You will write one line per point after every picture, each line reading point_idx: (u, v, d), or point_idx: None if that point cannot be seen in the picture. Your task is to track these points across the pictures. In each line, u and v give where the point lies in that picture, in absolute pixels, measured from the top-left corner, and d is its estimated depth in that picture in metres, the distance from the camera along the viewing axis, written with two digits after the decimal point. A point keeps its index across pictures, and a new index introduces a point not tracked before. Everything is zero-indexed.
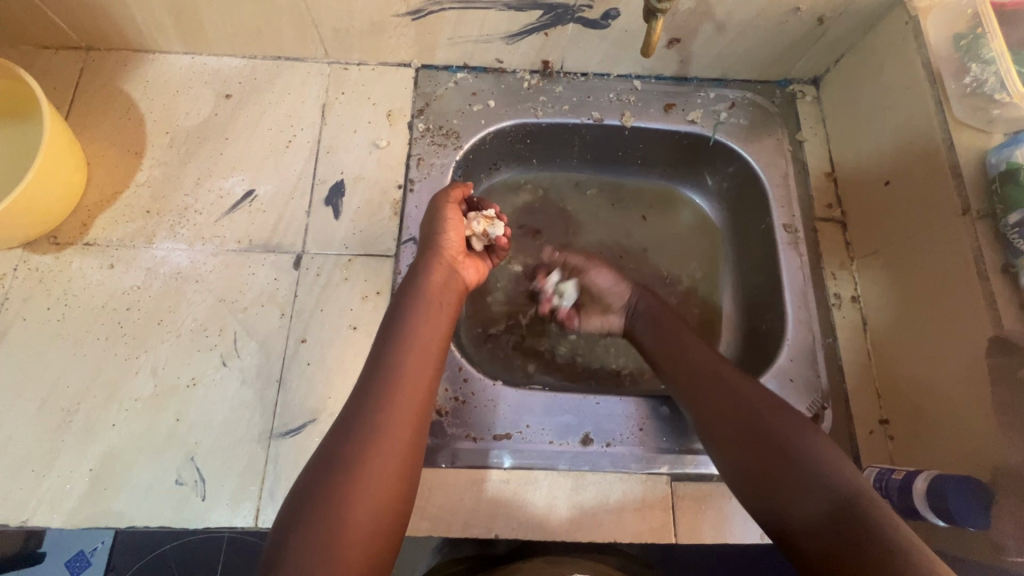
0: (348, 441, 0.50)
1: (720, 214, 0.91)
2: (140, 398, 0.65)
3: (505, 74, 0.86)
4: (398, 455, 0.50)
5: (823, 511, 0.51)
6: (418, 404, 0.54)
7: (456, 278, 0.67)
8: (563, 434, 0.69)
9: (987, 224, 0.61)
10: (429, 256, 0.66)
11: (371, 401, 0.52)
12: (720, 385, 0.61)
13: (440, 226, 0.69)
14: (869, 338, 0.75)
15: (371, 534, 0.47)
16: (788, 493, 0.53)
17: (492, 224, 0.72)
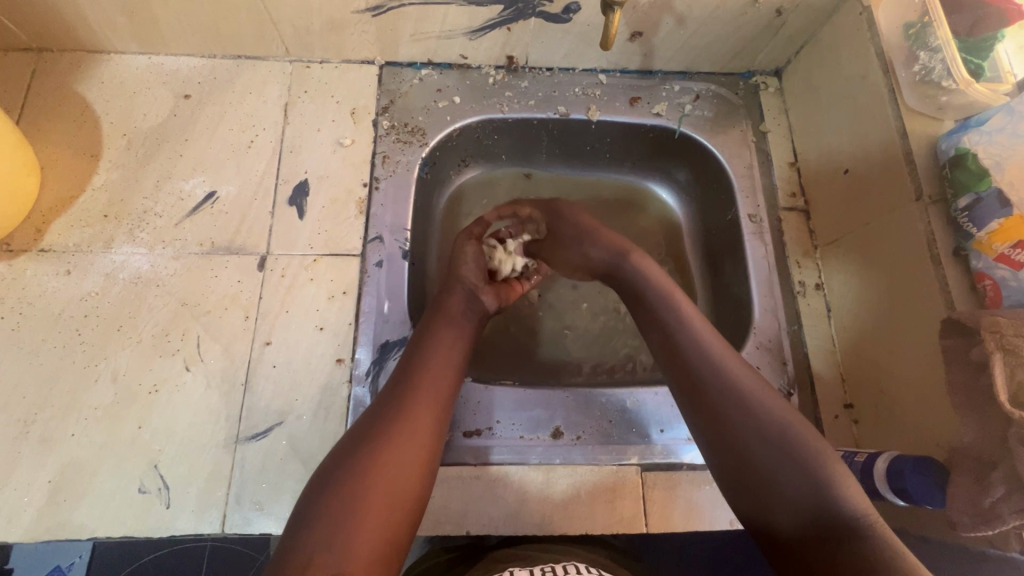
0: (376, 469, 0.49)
1: (688, 205, 0.92)
2: (100, 406, 0.65)
3: (470, 70, 0.85)
4: (423, 445, 0.52)
5: (802, 480, 0.50)
6: (442, 401, 0.57)
7: (478, 306, 0.69)
8: (534, 428, 0.69)
9: (939, 209, 0.62)
10: (452, 284, 0.69)
11: (402, 395, 0.55)
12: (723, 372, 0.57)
13: (460, 256, 0.72)
14: (832, 324, 0.75)
15: (389, 514, 0.47)
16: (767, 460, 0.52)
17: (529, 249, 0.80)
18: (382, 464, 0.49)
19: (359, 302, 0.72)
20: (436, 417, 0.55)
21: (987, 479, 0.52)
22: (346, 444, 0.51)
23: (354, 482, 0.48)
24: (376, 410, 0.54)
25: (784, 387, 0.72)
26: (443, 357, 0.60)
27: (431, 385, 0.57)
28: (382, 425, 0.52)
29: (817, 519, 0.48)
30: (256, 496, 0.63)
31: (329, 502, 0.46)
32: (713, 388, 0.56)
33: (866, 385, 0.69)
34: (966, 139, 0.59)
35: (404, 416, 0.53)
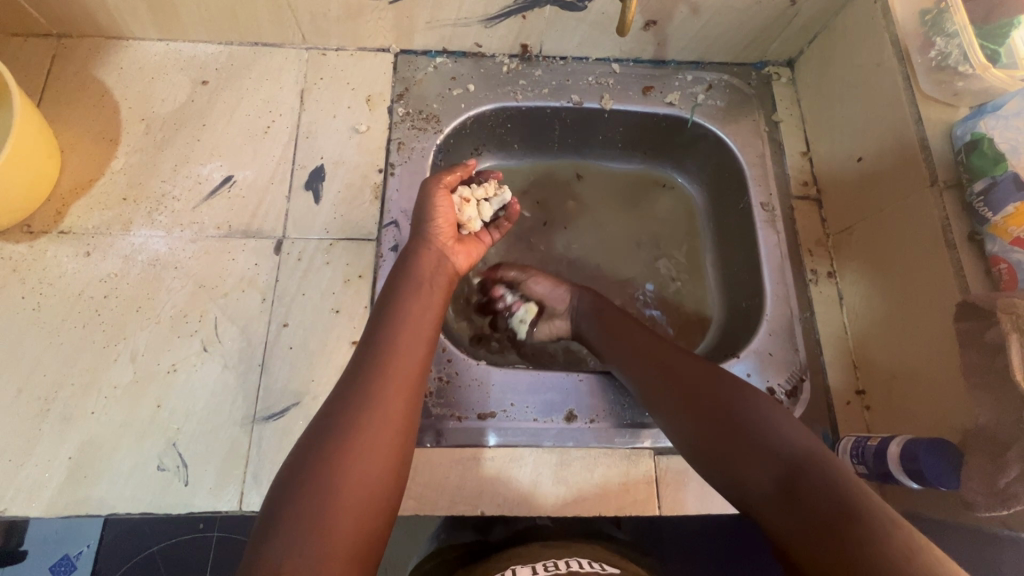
0: (331, 456, 0.48)
1: (700, 195, 0.93)
2: (119, 385, 0.66)
3: (484, 59, 0.86)
4: (391, 433, 0.51)
5: (783, 482, 0.48)
6: (414, 382, 0.56)
7: (446, 265, 0.68)
8: (547, 411, 0.70)
9: (954, 194, 0.62)
10: (418, 244, 0.68)
11: (371, 376, 0.54)
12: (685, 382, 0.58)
13: (429, 213, 0.69)
14: (844, 312, 0.76)
15: (363, 511, 0.47)
16: (748, 467, 0.51)
17: (501, 190, 0.78)
18: (355, 451, 0.49)
19: (375, 285, 0.72)
20: (406, 402, 0.54)
21: (1002, 460, 0.52)
22: (309, 437, 0.50)
23: (328, 472, 0.47)
24: (343, 391, 0.53)
25: (796, 373, 0.73)
26: (414, 334, 0.59)
27: (400, 365, 0.56)
28: (347, 414, 0.51)
29: (800, 517, 0.46)
30: (273, 475, 0.64)
31: (303, 496, 0.46)
32: (681, 404, 0.57)
33: (878, 371, 0.69)
34: (982, 124, 0.60)
35: (375, 399, 0.52)
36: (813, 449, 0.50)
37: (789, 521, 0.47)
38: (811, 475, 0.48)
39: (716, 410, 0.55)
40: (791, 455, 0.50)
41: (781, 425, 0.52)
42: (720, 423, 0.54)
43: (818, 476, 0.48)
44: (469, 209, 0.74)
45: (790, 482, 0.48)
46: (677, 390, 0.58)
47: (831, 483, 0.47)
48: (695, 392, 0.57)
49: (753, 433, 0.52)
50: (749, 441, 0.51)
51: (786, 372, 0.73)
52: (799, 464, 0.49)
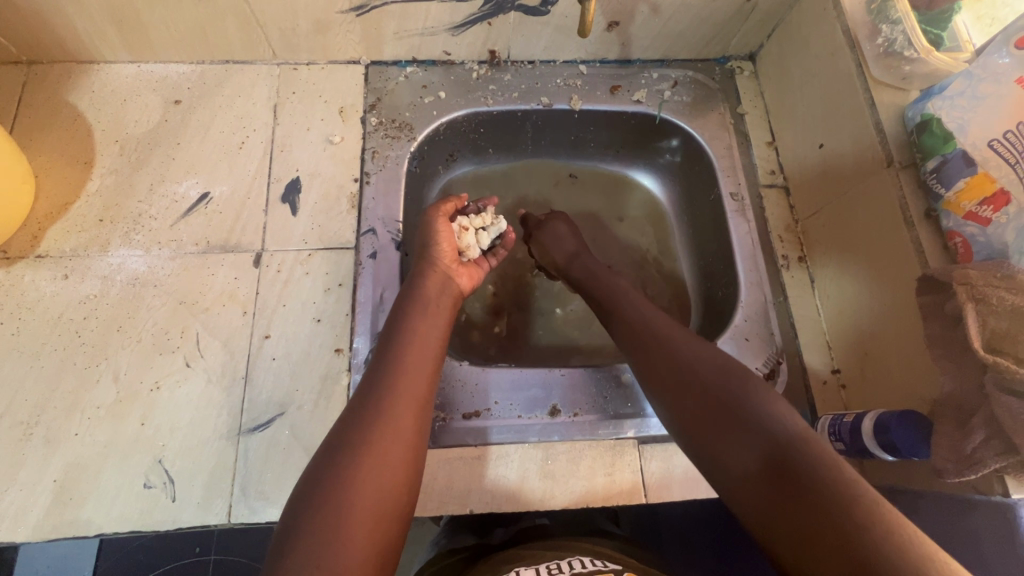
0: (344, 470, 0.50)
1: (673, 189, 0.95)
2: (102, 406, 0.66)
3: (453, 66, 0.87)
4: (405, 445, 0.53)
5: (760, 460, 0.49)
6: (424, 396, 0.57)
7: (451, 285, 0.70)
8: (532, 407, 0.71)
9: (910, 173, 0.64)
10: (423, 264, 0.70)
11: (382, 391, 0.55)
12: (668, 361, 0.59)
13: (432, 239, 0.72)
14: (817, 294, 0.78)
15: (378, 521, 0.48)
16: (729, 449, 0.51)
17: (496, 220, 0.80)
18: (355, 465, 0.50)
19: (355, 293, 0.73)
20: (416, 412, 0.55)
21: (967, 426, 0.54)
22: (324, 454, 0.52)
23: (334, 489, 0.48)
24: (353, 410, 0.54)
25: (773, 356, 0.75)
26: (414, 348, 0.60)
27: (411, 380, 0.57)
28: (358, 428, 0.52)
29: (777, 496, 0.46)
30: (260, 486, 0.64)
31: (316, 511, 0.47)
32: (664, 381, 0.58)
33: (851, 349, 0.71)
34: (931, 106, 0.62)
35: (385, 413, 0.54)
36: (796, 430, 0.50)
37: (768, 501, 0.47)
38: (791, 453, 0.48)
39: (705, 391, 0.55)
40: (771, 434, 0.50)
41: (767, 404, 0.52)
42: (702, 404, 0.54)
43: (797, 453, 0.48)
44: (467, 236, 0.76)
45: (774, 462, 0.48)
46: (667, 370, 0.59)
47: (817, 461, 0.47)
48: (686, 374, 0.57)
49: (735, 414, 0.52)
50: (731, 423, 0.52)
51: (763, 356, 0.75)
52: (779, 442, 0.49)
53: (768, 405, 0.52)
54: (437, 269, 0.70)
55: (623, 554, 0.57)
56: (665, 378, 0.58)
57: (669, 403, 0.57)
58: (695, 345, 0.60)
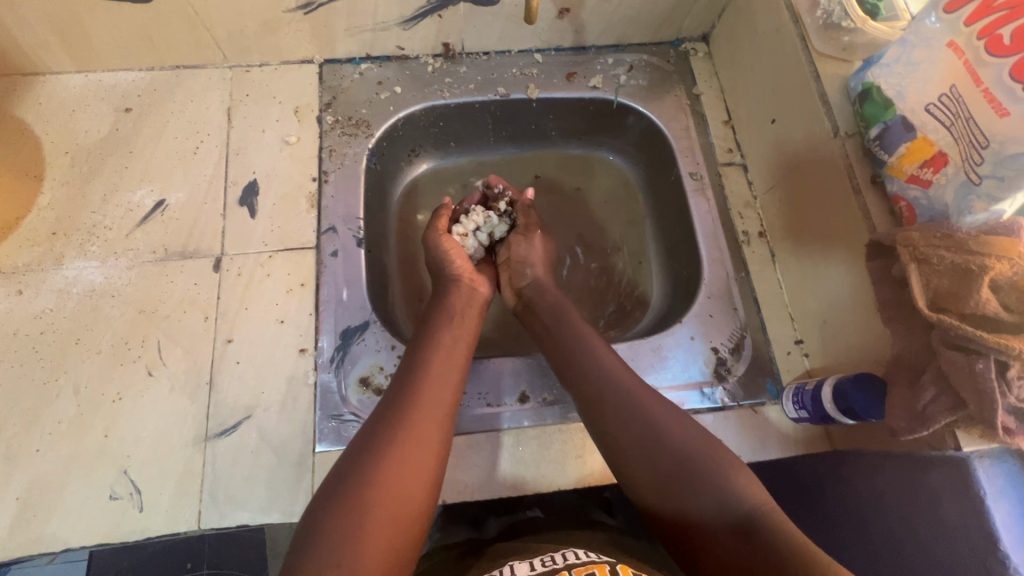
0: (363, 475, 0.51)
1: (636, 173, 0.96)
2: (63, 420, 0.65)
3: (408, 61, 0.87)
4: (429, 456, 0.54)
5: (730, 529, 0.51)
6: (445, 409, 0.59)
7: (475, 295, 0.74)
8: (501, 396, 0.72)
9: (856, 142, 0.65)
10: (448, 280, 0.75)
11: (402, 402, 0.57)
12: (636, 414, 0.60)
13: (440, 256, 0.76)
14: (778, 267, 0.79)
15: (396, 524, 0.50)
16: (701, 511, 0.53)
17: (489, 216, 0.82)
18: (368, 496, 0.50)
19: (318, 293, 0.73)
20: (440, 423, 0.57)
21: (918, 384, 0.55)
22: (347, 458, 0.53)
23: (353, 500, 0.49)
24: (380, 413, 0.57)
25: (736, 331, 0.76)
26: (434, 390, 0.59)
27: (434, 391, 0.59)
28: (382, 434, 0.54)
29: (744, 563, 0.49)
30: (229, 490, 0.63)
31: (336, 514, 0.48)
32: (631, 437, 0.59)
33: (811, 319, 0.72)
34: (870, 74, 0.63)
35: (408, 423, 0.55)
36: (761, 497, 0.53)
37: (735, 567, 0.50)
38: (758, 523, 0.50)
39: (676, 460, 0.56)
40: (736, 503, 0.52)
41: (734, 474, 0.54)
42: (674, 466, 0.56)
43: (764, 523, 0.50)
44: (465, 242, 0.80)
45: (738, 534, 0.51)
46: (639, 436, 0.59)
47: (782, 534, 0.49)
48: (659, 441, 0.58)
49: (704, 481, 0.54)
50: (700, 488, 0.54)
51: (727, 331, 0.76)
52: (748, 512, 0.51)
53: (735, 471, 0.54)
54: (459, 284, 0.75)
55: (617, 549, 0.57)
56: (631, 434, 0.59)
57: (633, 461, 0.58)
58: (661, 400, 0.62)
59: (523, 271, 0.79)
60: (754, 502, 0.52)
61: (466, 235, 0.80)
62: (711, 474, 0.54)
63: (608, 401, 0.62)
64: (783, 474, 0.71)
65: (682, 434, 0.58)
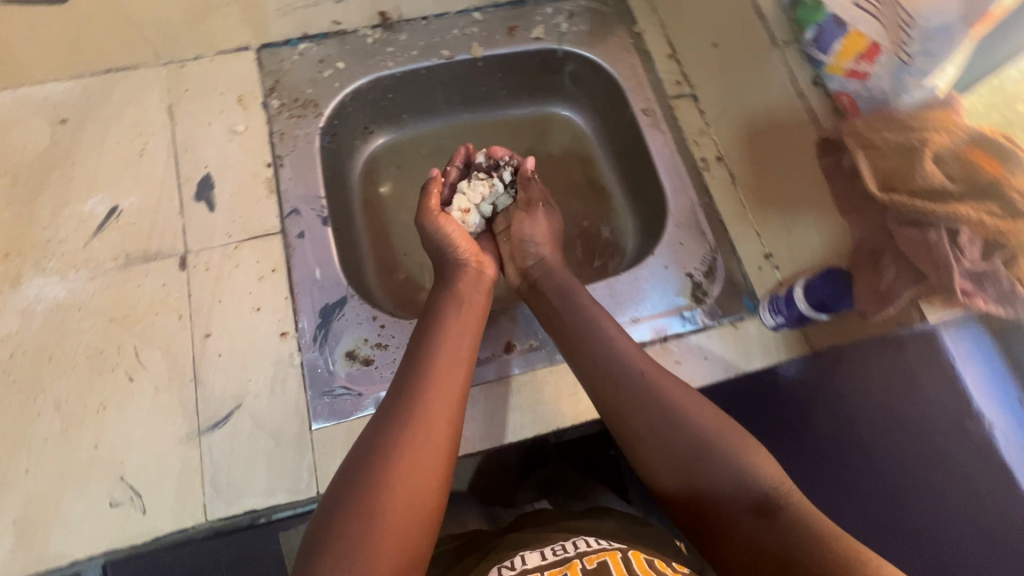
0: (373, 476, 0.51)
1: (591, 122, 0.97)
2: (49, 437, 0.64)
3: (347, 35, 0.86)
4: (439, 455, 0.54)
5: (748, 510, 0.52)
6: (454, 403, 0.58)
7: (482, 279, 0.74)
8: (487, 349, 0.73)
9: (794, 49, 0.67)
10: (453, 264, 0.74)
11: (410, 399, 0.57)
12: (653, 395, 0.60)
13: (440, 236, 0.75)
14: (739, 188, 0.80)
15: (408, 525, 0.50)
16: (719, 493, 0.54)
17: (490, 188, 0.81)
18: (380, 497, 0.50)
19: (291, 275, 0.72)
20: (449, 417, 0.57)
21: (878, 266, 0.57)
22: (356, 459, 0.53)
23: (364, 500, 0.50)
24: (388, 410, 0.56)
25: (707, 254, 0.78)
26: (442, 402, 0.57)
27: (441, 386, 0.58)
28: (389, 434, 0.54)
29: (764, 548, 0.50)
30: (231, 480, 0.63)
31: (348, 514, 0.49)
32: (646, 419, 0.59)
33: (776, 231, 0.74)
34: None
35: (415, 420, 0.55)
36: (780, 478, 0.53)
37: (754, 550, 0.51)
38: (777, 505, 0.51)
39: (691, 445, 0.56)
40: (755, 485, 0.53)
41: (750, 455, 0.55)
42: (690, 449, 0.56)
43: (783, 506, 0.51)
44: (466, 220, 0.80)
45: (759, 516, 0.52)
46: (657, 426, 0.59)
47: (803, 515, 0.50)
48: (673, 422, 0.58)
49: (721, 463, 0.54)
50: (717, 470, 0.54)
51: (698, 256, 0.78)
52: (766, 494, 0.52)
53: (751, 451, 0.55)
54: (464, 267, 0.74)
55: (626, 532, 0.58)
56: (647, 417, 0.59)
57: (650, 446, 0.58)
58: (678, 381, 0.61)
59: (526, 250, 0.78)
60: (772, 484, 0.53)
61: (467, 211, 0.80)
62: (729, 456, 0.55)
63: (623, 382, 0.61)
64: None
65: (700, 416, 0.58)
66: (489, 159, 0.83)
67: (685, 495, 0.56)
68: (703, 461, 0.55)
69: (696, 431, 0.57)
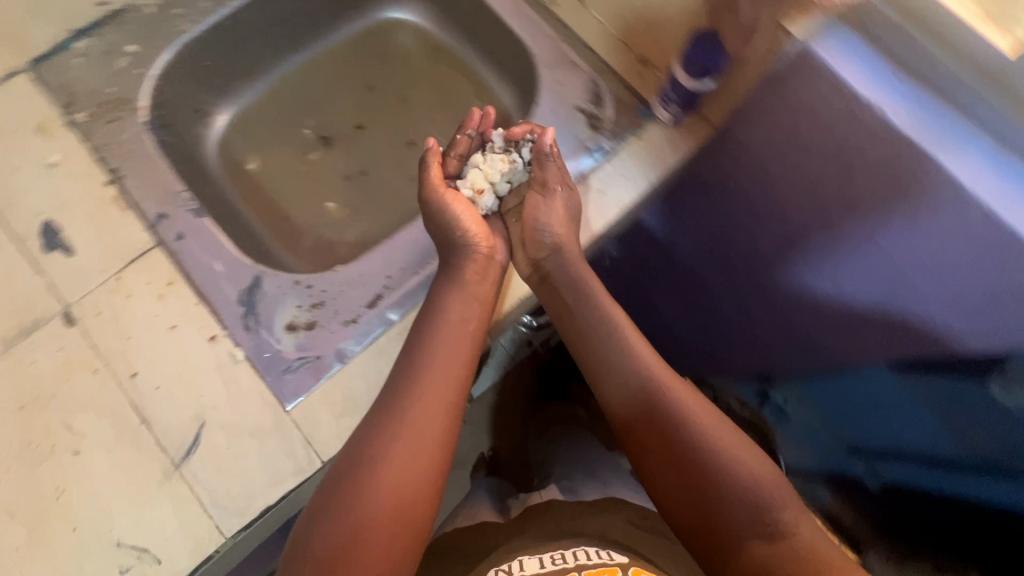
0: (362, 473, 0.52)
1: (424, 11, 0.92)
2: (18, 545, 0.58)
3: (123, 14, 0.76)
4: (427, 467, 0.54)
5: (749, 531, 0.50)
6: (447, 408, 0.57)
7: (493, 266, 0.69)
8: (422, 260, 0.70)
9: None
10: (450, 237, 0.68)
11: (402, 397, 0.56)
12: (658, 389, 0.58)
13: (449, 213, 0.69)
14: (591, 7, 0.77)
15: (387, 534, 0.50)
16: (723, 511, 0.51)
17: (507, 163, 0.74)
18: (366, 499, 0.51)
19: (191, 281, 0.66)
20: (439, 424, 0.56)
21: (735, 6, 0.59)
22: (352, 449, 0.54)
23: (351, 495, 0.51)
24: (385, 402, 0.57)
25: (589, 81, 0.76)
26: (433, 404, 0.57)
27: (433, 390, 0.58)
28: (380, 433, 0.54)
29: (752, 572, 0.48)
30: (231, 492, 0.60)
31: (335, 505, 0.51)
32: (652, 420, 0.57)
33: (643, 31, 0.73)
34: None
35: (405, 425, 0.55)
36: (790, 509, 0.51)
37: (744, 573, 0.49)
38: (779, 533, 0.49)
39: (696, 456, 0.54)
40: (759, 511, 0.50)
41: (761, 479, 0.52)
42: (697, 458, 0.54)
43: (786, 536, 0.49)
44: (480, 200, 0.74)
45: (766, 537, 0.49)
46: (673, 407, 0.57)
47: (801, 543, 0.48)
48: (676, 426, 0.56)
49: (729, 483, 0.52)
50: (723, 493, 0.52)
51: (580, 87, 0.76)
52: (772, 521, 0.50)
53: (750, 469, 0.53)
54: (475, 250, 0.68)
55: (635, 533, 0.61)
56: (654, 421, 0.57)
57: (652, 445, 0.56)
58: (692, 389, 0.59)
59: (540, 238, 0.69)
60: (774, 509, 0.50)
61: (478, 189, 0.74)
62: (739, 478, 0.52)
63: (629, 376, 0.60)
64: (677, 178, 0.77)
65: (710, 432, 0.55)
66: (507, 138, 0.74)
67: (685, 505, 0.53)
68: (710, 476, 0.53)
69: (709, 449, 0.54)
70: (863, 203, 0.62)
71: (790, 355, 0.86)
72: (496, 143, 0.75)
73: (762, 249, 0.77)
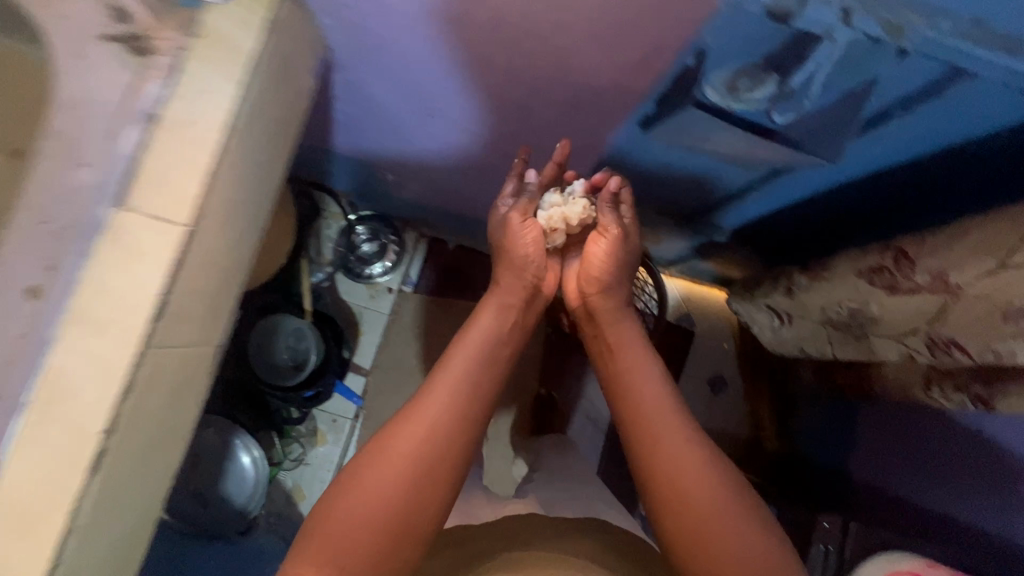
0: (375, 477, 0.76)
1: None
2: None
3: None
4: (426, 469, 0.78)
5: (681, 532, 0.79)
6: (462, 432, 0.82)
7: (536, 280, 1.03)
8: (34, 295, 0.60)
9: None
10: (506, 264, 1.01)
11: (442, 437, 0.80)
12: (676, 416, 0.87)
13: (518, 244, 0.99)
14: None
15: (385, 522, 0.74)
16: (666, 519, 0.80)
17: (581, 206, 1.01)
18: (370, 503, 0.74)
19: None
20: (461, 442, 0.81)
21: None
22: (363, 455, 0.79)
23: (360, 493, 0.75)
24: (397, 429, 0.80)
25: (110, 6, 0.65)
26: (440, 432, 0.80)
27: (453, 427, 0.81)
28: (429, 468, 0.78)
29: (678, 553, 0.79)
30: None
31: (347, 503, 0.74)
32: (644, 452, 0.84)
33: None
34: None
35: (448, 455, 0.80)
36: (717, 529, 0.77)
37: (675, 553, 0.79)
38: (689, 535, 0.78)
39: (672, 475, 0.81)
40: (714, 526, 0.77)
41: (703, 508, 0.78)
42: (670, 485, 0.81)
43: (693, 543, 0.77)
44: (554, 234, 1.03)
45: (686, 540, 0.78)
46: (656, 453, 0.83)
47: (682, 535, 0.78)
48: (661, 457, 0.83)
49: (685, 502, 0.79)
50: (675, 498, 0.80)
51: (105, 16, 0.65)
52: (703, 523, 0.78)
53: (716, 503, 0.79)
54: (517, 270, 1.01)
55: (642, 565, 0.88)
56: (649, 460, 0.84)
57: (641, 476, 0.84)
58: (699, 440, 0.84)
59: (595, 266, 1.02)
60: (705, 525, 0.78)
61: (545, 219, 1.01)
62: (687, 497, 0.79)
63: (664, 414, 0.86)
64: (269, 65, 0.70)
65: (706, 467, 0.81)
66: (590, 186, 1.00)
67: (653, 502, 0.82)
68: (674, 494, 0.80)
69: (682, 480, 0.80)
70: (569, 55, 0.76)
71: (743, 215, 1.20)
72: (574, 187, 1.01)
73: (501, 117, 0.98)
